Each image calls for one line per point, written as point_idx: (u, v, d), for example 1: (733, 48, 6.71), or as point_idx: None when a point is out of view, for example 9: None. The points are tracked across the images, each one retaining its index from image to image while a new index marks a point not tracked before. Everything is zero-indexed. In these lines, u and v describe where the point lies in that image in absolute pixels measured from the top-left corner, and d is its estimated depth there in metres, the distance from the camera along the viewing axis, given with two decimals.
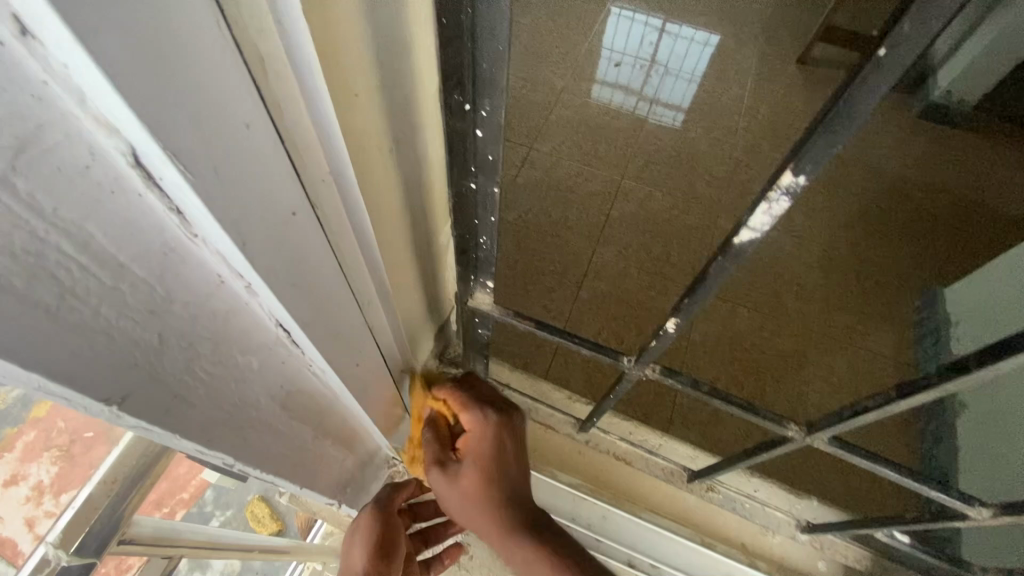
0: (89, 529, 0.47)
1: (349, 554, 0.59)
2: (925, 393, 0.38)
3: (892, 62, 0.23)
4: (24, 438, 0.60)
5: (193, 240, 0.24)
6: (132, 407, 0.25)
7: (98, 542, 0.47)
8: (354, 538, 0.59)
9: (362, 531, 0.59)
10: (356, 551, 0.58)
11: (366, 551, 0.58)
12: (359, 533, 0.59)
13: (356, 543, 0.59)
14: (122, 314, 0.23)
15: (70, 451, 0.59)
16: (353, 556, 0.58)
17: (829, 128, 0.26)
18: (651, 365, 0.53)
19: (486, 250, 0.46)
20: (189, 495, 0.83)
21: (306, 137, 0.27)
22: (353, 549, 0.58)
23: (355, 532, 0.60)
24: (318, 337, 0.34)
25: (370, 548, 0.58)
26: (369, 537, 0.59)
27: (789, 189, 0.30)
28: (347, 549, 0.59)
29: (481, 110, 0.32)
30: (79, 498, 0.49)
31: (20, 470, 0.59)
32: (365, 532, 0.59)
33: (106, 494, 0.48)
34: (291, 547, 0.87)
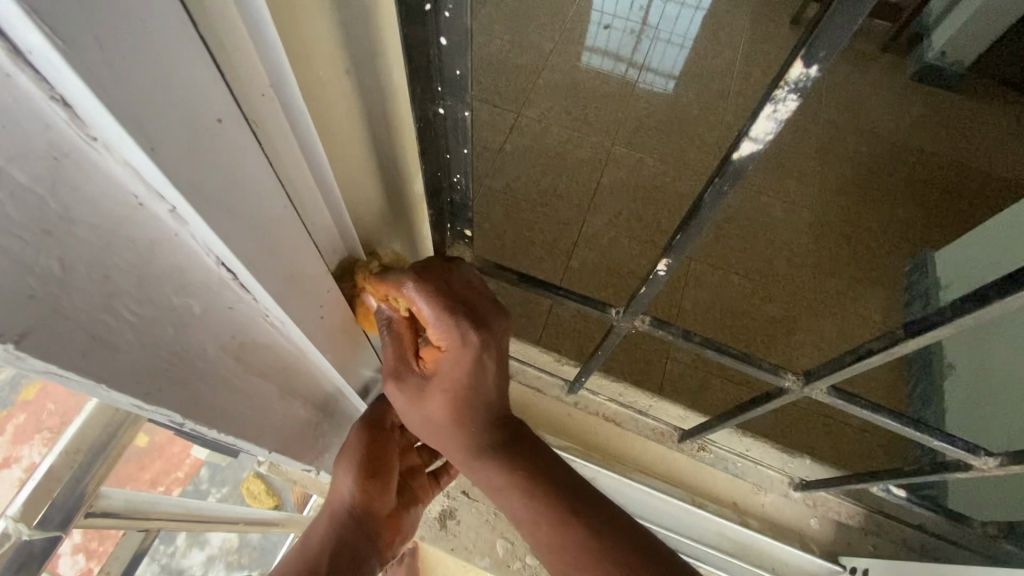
0: (52, 501, 0.44)
1: (336, 479, 0.55)
2: (935, 330, 0.35)
3: None
4: (15, 421, 0.68)
5: (91, 146, 0.20)
6: (36, 348, 0.22)
7: (63, 515, 0.44)
8: (341, 463, 0.55)
9: (350, 455, 0.55)
10: (343, 475, 0.55)
11: (352, 478, 0.54)
12: (346, 456, 0.56)
13: (343, 467, 0.55)
14: (6, 232, 0.19)
15: (56, 432, 0.65)
16: (339, 481, 0.55)
17: (849, 0, 0.21)
18: (641, 316, 0.50)
19: (460, 190, 0.42)
20: (183, 474, 0.90)
21: (233, 33, 0.23)
22: (341, 475, 0.55)
23: (343, 456, 0.56)
24: (268, 279, 0.30)
25: (357, 476, 0.55)
26: (356, 462, 0.55)
27: (798, 85, 0.26)
28: (334, 473, 0.56)
29: (444, 12, 0.28)
30: (42, 468, 0.45)
31: (14, 452, 0.66)
32: (353, 456, 0.55)
33: (69, 465, 0.45)
34: (279, 519, 0.85)
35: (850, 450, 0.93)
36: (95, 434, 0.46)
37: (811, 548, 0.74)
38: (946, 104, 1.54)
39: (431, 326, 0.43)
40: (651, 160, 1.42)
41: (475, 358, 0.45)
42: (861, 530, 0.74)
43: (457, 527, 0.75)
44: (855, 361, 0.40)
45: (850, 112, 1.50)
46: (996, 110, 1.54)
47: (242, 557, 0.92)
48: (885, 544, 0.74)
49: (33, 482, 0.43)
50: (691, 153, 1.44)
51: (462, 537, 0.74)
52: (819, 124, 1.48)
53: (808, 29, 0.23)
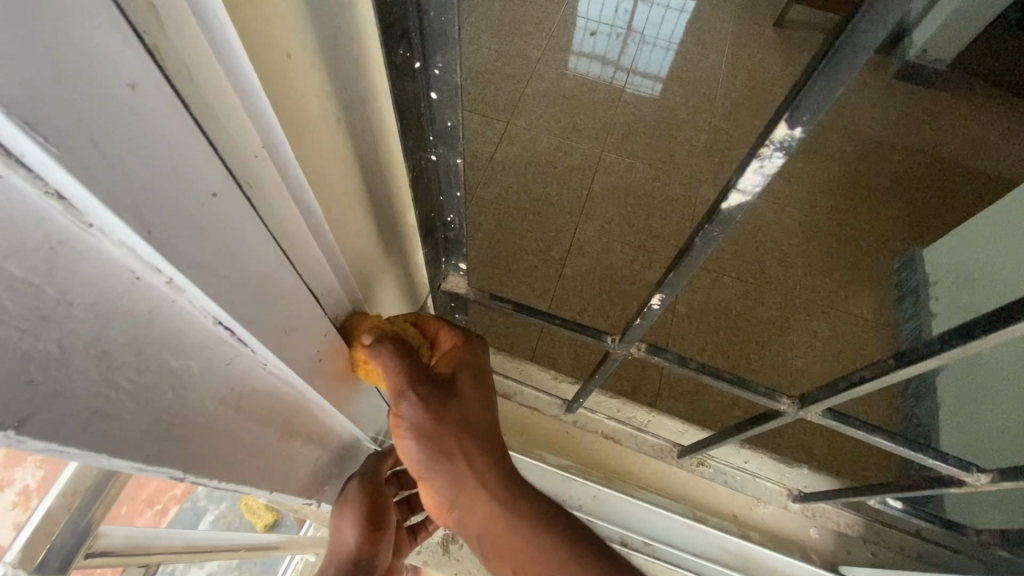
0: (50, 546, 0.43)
1: (337, 529, 0.59)
2: (926, 361, 0.35)
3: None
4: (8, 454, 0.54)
5: (88, 231, 0.20)
6: (36, 431, 0.22)
7: (61, 560, 0.44)
8: (342, 514, 0.59)
9: (348, 508, 0.58)
10: (345, 526, 0.59)
11: (355, 526, 0.58)
12: (348, 510, 0.59)
13: (346, 521, 0.59)
14: (4, 323, 0.19)
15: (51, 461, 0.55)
16: (343, 533, 0.58)
17: (831, 67, 0.23)
18: (636, 343, 0.50)
19: (455, 228, 0.43)
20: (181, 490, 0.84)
21: (227, 105, 0.24)
22: (342, 526, 0.59)
23: (341, 508, 0.59)
24: (265, 333, 0.31)
25: (361, 526, 0.58)
26: (355, 512, 0.59)
27: (783, 143, 0.27)
28: (335, 525, 0.59)
29: (434, 68, 0.28)
30: (39, 512, 0.45)
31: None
32: (352, 508, 0.58)
33: (66, 508, 0.44)
34: (281, 543, 0.85)
35: (846, 454, 0.94)
36: (92, 476, 0.46)
37: (812, 557, 0.74)
38: (929, 103, 1.56)
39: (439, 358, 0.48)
40: (642, 165, 1.42)
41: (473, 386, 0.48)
42: (860, 539, 0.75)
43: (459, 551, 0.75)
44: (847, 389, 0.41)
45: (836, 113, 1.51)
46: (979, 108, 1.57)
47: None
48: (888, 555, 0.74)
49: (32, 526, 0.43)
50: (681, 157, 1.45)
51: (465, 561, 0.74)
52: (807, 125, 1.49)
53: (792, 91, 0.25)
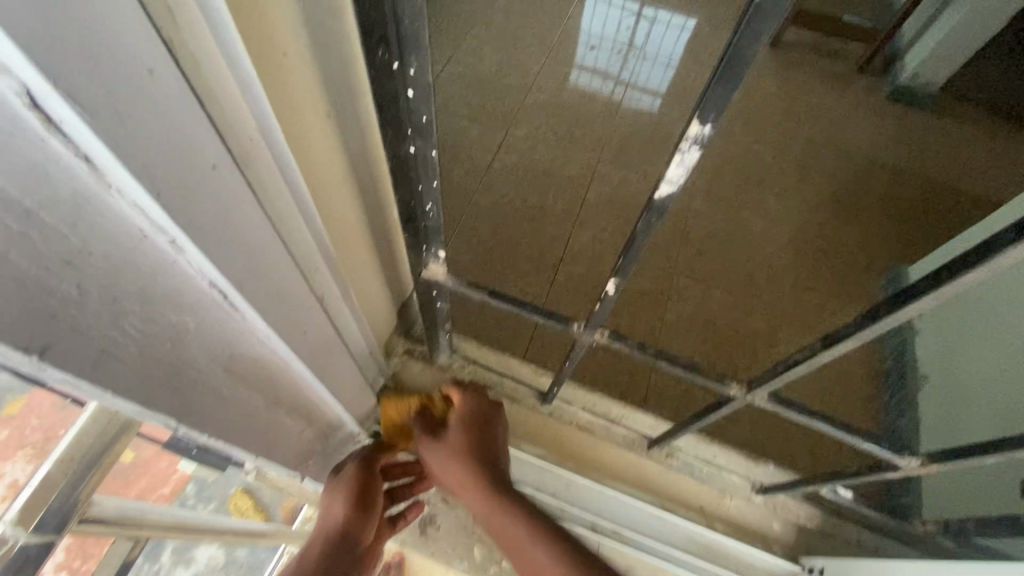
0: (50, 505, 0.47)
1: (329, 505, 0.62)
2: (846, 341, 0.39)
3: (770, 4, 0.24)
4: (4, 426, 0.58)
5: (108, 192, 0.24)
6: (55, 358, 0.26)
7: (59, 520, 0.48)
8: (338, 489, 0.62)
9: (346, 483, 0.63)
10: (338, 501, 0.62)
11: (349, 502, 0.61)
12: (340, 488, 0.63)
13: (336, 497, 0.62)
14: (34, 261, 0.23)
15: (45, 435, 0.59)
16: (333, 508, 0.61)
17: (727, 62, 0.27)
18: (601, 330, 0.54)
19: (433, 217, 0.47)
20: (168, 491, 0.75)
21: (228, 93, 0.28)
22: (335, 501, 0.62)
23: (337, 487, 0.63)
24: (254, 297, 0.34)
25: (351, 501, 0.62)
26: (352, 489, 0.62)
27: (697, 134, 0.31)
28: (328, 501, 0.62)
29: (410, 69, 0.32)
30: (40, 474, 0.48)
31: None
32: (350, 484, 0.63)
33: (65, 472, 0.48)
34: (270, 532, 0.86)
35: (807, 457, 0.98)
36: (91, 443, 0.50)
37: (774, 548, 0.78)
38: (916, 125, 1.61)
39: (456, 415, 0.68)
40: (635, 177, 1.47)
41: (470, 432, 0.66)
42: (821, 532, 0.79)
43: (436, 531, 0.78)
44: (784, 371, 0.45)
45: (823, 131, 1.57)
46: (963, 132, 1.61)
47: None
48: (842, 544, 0.78)
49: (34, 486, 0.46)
50: (673, 170, 1.50)
51: (440, 541, 0.78)
52: (795, 142, 1.54)
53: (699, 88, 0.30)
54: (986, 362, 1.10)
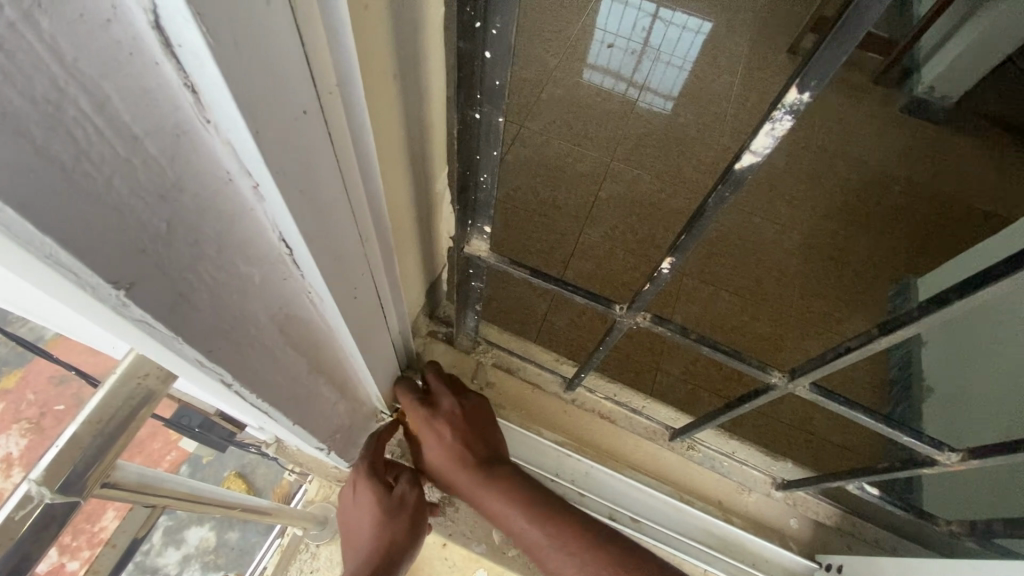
0: (73, 467, 0.39)
1: (392, 529, 0.67)
2: (903, 330, 0.39)
3: None
4: None
5: (206, 126, 0.23)
6: (139, 296, 0.25)
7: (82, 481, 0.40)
8: (402, 514, 0.68)
9: (410, 509, 0.69)
10: (401, 525, 0.67)
11: (409, 528, 0.68)
12: (400, 511, 0.68)
13: (398, 520, 0.68)
14: (134, 192, 0.23)
15: None
16: (395, 530, 0.67)
17: (838, 39, 0.25)
18: (642, 313, 0.54)
19: (486, 188, 0.46)
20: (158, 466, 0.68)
21: (319, 38, 0.27)
22: (399, 526, 0.67)
23: (398, 508, 0.68)
24: (319, 254, 0.34)
25: (410, 527, 0.68)
26: (410, 513, 0.69)
27: (793, 107, 0.29)
28: (390, 522, 0.67)
29: (492, 28, 0.32)
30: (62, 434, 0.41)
31: None
32: (411, 511, 0.69)
33: (93, 433, 0.40)
34: (273, 509, 0.83)
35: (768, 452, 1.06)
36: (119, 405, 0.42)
37: (790, 545, 0.78)
38: (933, 137, 1.61)
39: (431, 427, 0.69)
40: (649, 176, 1.47)
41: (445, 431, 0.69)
42: (837, 531, 0.79)
43: (455, 513, 0.78)
44: (834, 359, 0.45)
45: (841, 140, 1.56)
46: (979, 146, 1.61)
47: (218, 558, 1.20)
48: (859, 544, 0.78)
49: (56, 448, 0.38)
50: (687, 170, 1.49)
51: (459, 523, 0.78)
52: (811, 149, 1.53)
53: (803, 60, 0.27)
54: (986, 346, 1.08)
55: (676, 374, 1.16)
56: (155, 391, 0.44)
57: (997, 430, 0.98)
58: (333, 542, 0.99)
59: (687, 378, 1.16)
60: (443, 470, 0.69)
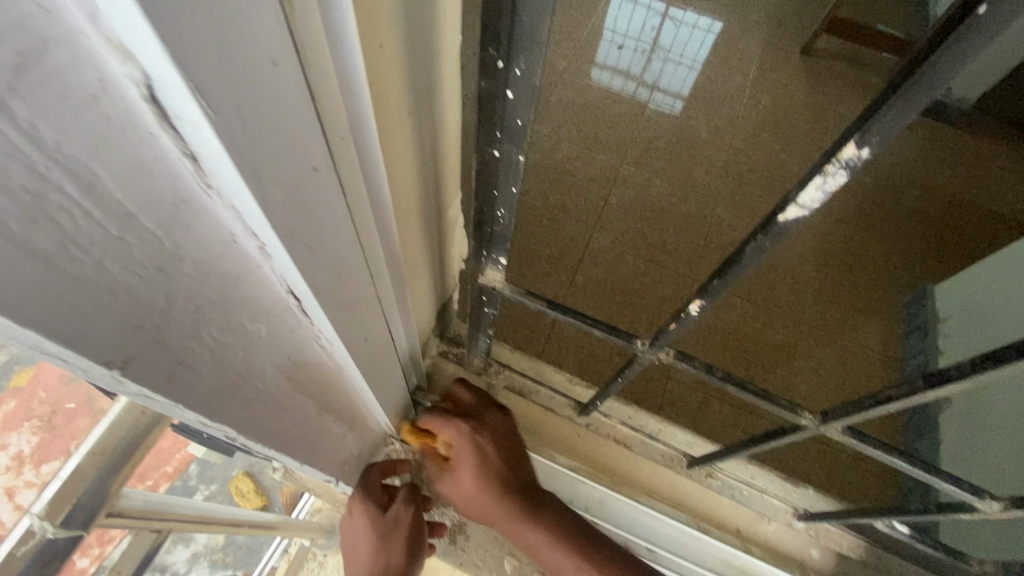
0: (78, 499, 0.40)
1: (384, 553, 0.66)
2: (953, 385, 0.37)
3: (993, 24, 0.19)
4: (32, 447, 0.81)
5: (208, 193, 0.21)
6: (136, 373, 0.24)
7: (88, 514, 0.41)
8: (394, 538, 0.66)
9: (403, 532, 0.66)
10: (394, 548, 0.66)
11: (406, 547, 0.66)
12: (395, 532, 0.66)
13: (393, 543, 0.66)
14: (128, 269, 0.21)
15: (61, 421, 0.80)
16: (391, 553, 0.66)
17: (909, 95, 0.22)
18: (664, 349, 0.52)
19: (503, 223, 0.44)
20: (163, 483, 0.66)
21: (331, 88, 0.25)
22: (391, 548, 0.66)
23: (392, 530, 0.66)
24: (329, 307, 0.32)
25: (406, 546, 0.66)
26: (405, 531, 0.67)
27: (849, 163, 0.26)
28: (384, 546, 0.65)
29: (516, 68, 0.29)
30: (66, 467, 0.41)
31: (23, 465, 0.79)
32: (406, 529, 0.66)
33: (97, 464, 0.41)
34: (279, 522, 0.82)
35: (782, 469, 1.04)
36: (124, 436, 0.42)
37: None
38: (952, 140, 1.56)
39: (468, 454, 0.66)
40: (660, 180, 1.43)
41: (478, 457, 0.66)
42: (861, 563, 0.76)
43: (466, 541, 0.76)
44: (872, 407, 0.42)
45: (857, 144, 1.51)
46: (999, 151, 1.57)
47: (227, 557, 1.00)
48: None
49: (60, 479, 0.39)
50: (699, 176, 1.46)
51: (470, 552, 0.76)
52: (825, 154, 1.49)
53: (864, 114, 0.24)
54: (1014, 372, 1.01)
55: (689, 385, 1.13)
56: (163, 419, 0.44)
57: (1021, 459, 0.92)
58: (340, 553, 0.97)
59: (698, 390, 1.13)
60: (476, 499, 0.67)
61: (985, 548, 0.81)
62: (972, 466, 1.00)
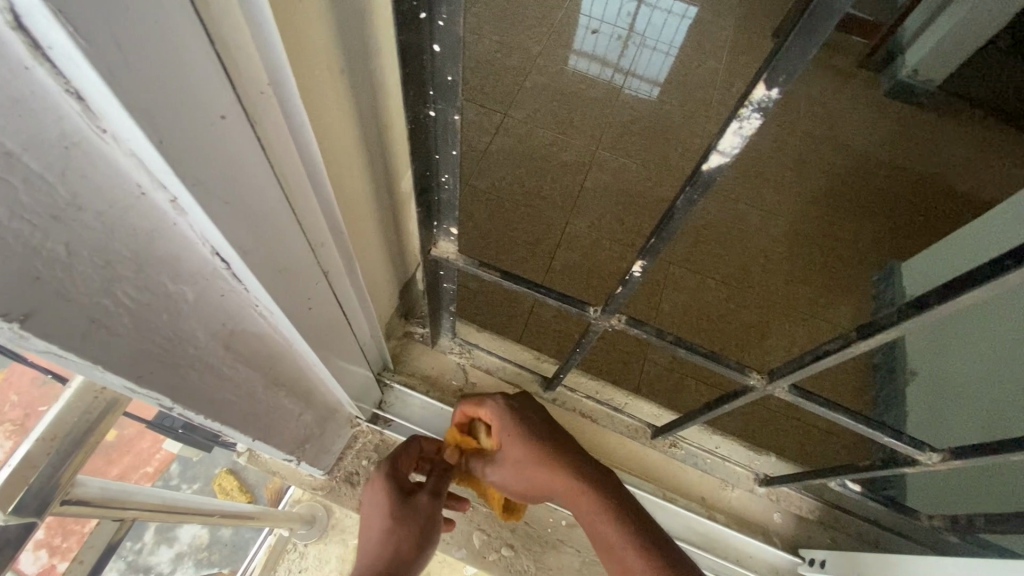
0: (30, 485, 0.37)
1: (396, 543, 0.55)
2: (884, 332, 0.38)
3: None
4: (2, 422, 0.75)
5: (103, 138, 0.21)
6: (38, 326, 0.23)
7: (41, 501, 0.38)
8: (408, 525, 0.56)
9: (417, 517, 0.57)
10: (408, 539, 0.56)
11: (419, 540, 0.56)
12: (409, 518, 0.57)
13: (406, 530, 0.56)
14: (16, 213, 0.21)
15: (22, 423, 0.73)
16: (402, 539, 0.55)
17: (807, 28, 0.23)
18: (617, 315, 0.52)
19: (448, 190, 0.44)
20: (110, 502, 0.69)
21: (240, 38, 0.24)
22: (406, 531, 0.56)
23: (408, 514, 0.57)
24: (259, 270, 0.32)
25: (417, 538, 0.56)
26: (423, 521, 0.57)
27: (761, 105, 0.27)
28: (398, 528, 0.56)
29: (438, 20, 0.29)
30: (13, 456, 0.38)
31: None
32: (424, 519, 0.57)
33: (48, 451, 0.38)
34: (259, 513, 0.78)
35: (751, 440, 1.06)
36: (78, 420, 0.39)
37: (773, 540, 0.77)
38: (918, 120, 1.59)
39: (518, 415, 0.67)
40: (635, 164, 1.44)
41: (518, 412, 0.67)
42: (820, 525, 0.78)
43: None
44: (812, 362, 0.44)
45: (827, 125, 1.53)
46: (965, 130, 1.59)
47: (212, 554, 0.99)
48: (842, 537, 0.78)
49: (9, 466, 0.36)
50: (673, 159, 1.46)
51: None
52: (795, 136, 1.51)
53: (769, 54, 0.25)
54: (970, 337, 1.05)
55: (663, 364, 1.14)
56: (119, 401, 0.41)
57: (979, 422, 0.96)
58: (320, 542, 0.92)
59: (674, 369, 1.14)
60: (527, 481, 0.63)
61: (948, 507, 0.84)
62: (933, 430, 1.03)
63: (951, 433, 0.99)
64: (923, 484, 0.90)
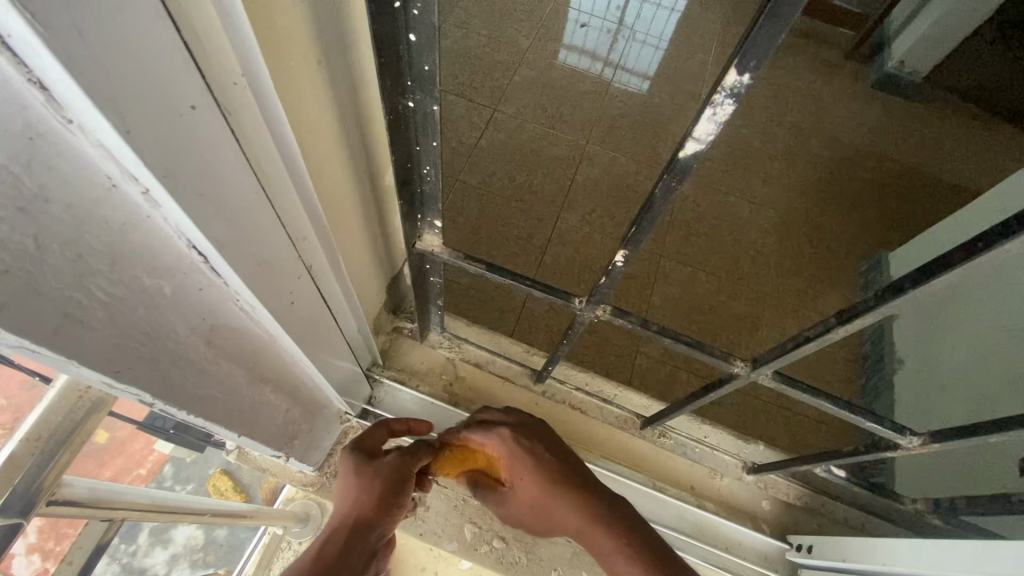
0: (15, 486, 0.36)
1: (356, 497, 0.53)
2: (864, 317, 0.38)
3: None
4: None
5: (69, 127, 0.21)
6: (9, 322, 0.23)
7: (25, 502, 0.37)
8: (374, 483, 0.54)
9: (384, 477, 0.54)
10: (370, 497, 0.53)
11: (380, 501, 0.53)
12: (370, 477, 0.54)
13: (367, 489, 0.54)
14: None
15: None
16: (361, 497, 0.53)
17: (777, 12, 0.23)
18: (603, 306, 0.53)
19: (430, 182, 0.44)
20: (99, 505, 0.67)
21: (209, 27, 0.24)
22: (366, 491, 0.53)
23: (370, 472, 0.55)
24: (237, 264, 0.31)
25: (379, 498, 0.53)
26: (386, 481, 0.55)
27: (733, 91, 0.27)
28: (358, 487, 0.53)
29: (412, 9, 0.29)
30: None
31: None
32: (387, 479, 0.55)
33: (32, 451, 0.37)
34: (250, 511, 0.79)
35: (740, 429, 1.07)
36: (62, 420, 0.39)
37: (762, 527, 0.78)
38: (904, 111, 1.60)
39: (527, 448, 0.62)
40: (624, 158, 1.44)
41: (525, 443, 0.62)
42: (808, 511, 0.79)
43: (426, 512, 0.76)
44: (794, 349, 0.44)
45: (814, 117, 1.55)
46: (952, 120, 1.61)
47: (208, 555, 1.00)
48: (829, 523, 0.79)
49: None
50: (663, 152, 1.46)
51: (430, 522, 0.76)
52: (783, 128, 1.52)
53: (740, 39, 0.25)
54: (956, 324, 1.07)
55: (653, 356, 1.15)
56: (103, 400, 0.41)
57: (967, 408, 0.97)
58: (314, 539, 0.91)
59: (664, 360, 1.15)
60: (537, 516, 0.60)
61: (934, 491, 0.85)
62: (920, 416, 1.05)
63: (940, 418, 1.01)
64: (908, 470, 0.91)
